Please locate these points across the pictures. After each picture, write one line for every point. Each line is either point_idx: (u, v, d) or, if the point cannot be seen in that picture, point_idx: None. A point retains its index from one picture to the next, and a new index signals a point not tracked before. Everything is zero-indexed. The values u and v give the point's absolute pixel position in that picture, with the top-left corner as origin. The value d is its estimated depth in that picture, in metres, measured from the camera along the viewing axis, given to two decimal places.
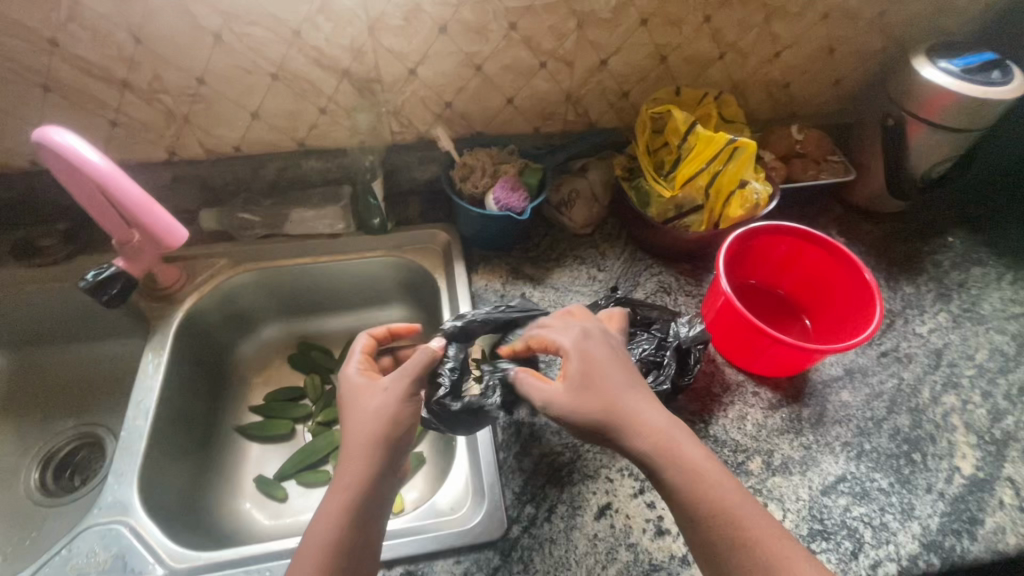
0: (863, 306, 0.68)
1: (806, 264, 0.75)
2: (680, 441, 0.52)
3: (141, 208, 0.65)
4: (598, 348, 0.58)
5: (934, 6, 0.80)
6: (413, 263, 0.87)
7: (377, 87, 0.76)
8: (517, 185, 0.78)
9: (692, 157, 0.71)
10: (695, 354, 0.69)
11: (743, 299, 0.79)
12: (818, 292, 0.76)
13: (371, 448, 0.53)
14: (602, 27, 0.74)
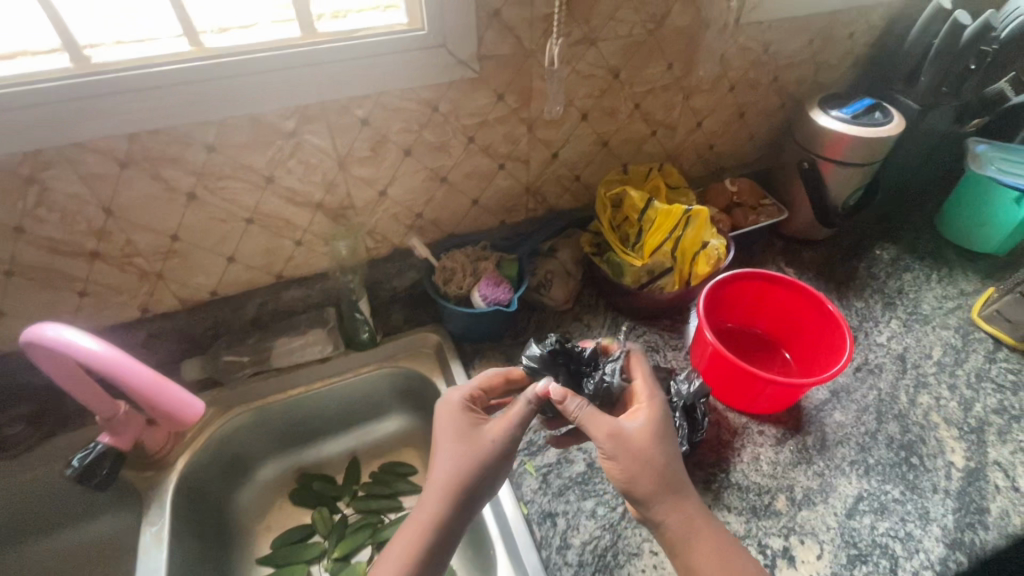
0: (834, 334, 0.76)
1: (776, 302, 0.83)
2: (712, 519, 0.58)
3: (154, 392, 0.65)
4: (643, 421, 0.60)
5: (814, 66, 0.95)
6: (408, 370, 0.88)
7: (350, 212, 0.79)
8: (500, 279, 0.82)
9: (658, 227, 0.78)
10: (701, 408, 0.73)
11: (727, 342, 0.85)
12: (791, 324, 0.83)
13: (459, 491, 0.58)
14: (549, 128, 0.82)
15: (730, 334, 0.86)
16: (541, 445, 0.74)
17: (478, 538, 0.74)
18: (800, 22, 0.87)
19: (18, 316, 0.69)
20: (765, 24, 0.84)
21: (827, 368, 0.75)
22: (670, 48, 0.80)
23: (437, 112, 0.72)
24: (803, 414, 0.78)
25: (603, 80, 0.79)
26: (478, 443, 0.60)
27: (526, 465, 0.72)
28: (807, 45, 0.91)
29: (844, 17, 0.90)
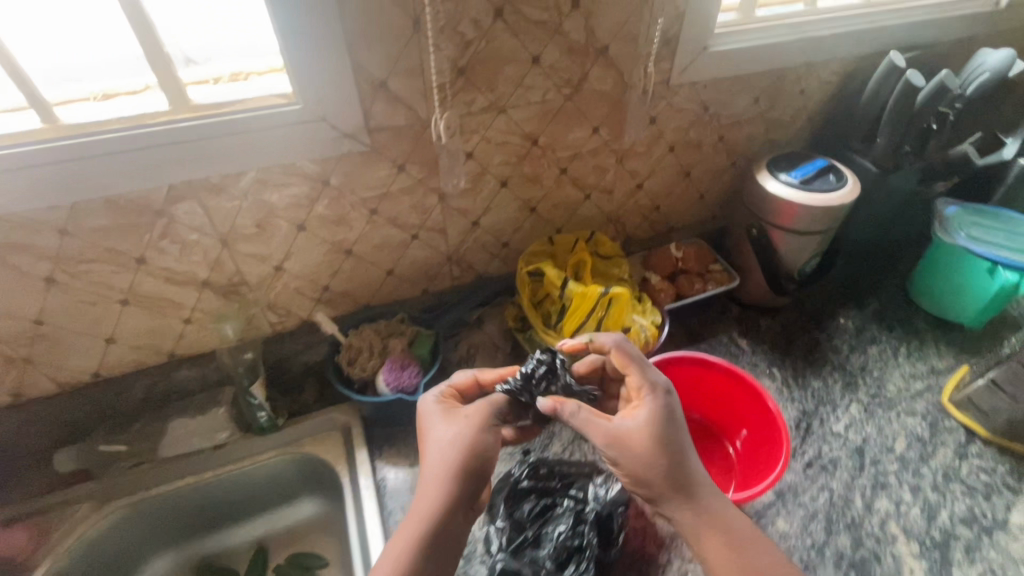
0: (773, 430, 0.68)
1: (713, 387, 0.76)
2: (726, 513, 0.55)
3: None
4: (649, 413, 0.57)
5: (764, 124, 0.89)
6: (312, 457, 0.79)
7: (244, 289, 0.72)
8: (406, 360, 0.75)
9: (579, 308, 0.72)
10: (616, 520, 0.66)
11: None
12: (730, 412, 0.76)
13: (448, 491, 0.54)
14: (464, 196, 0.75)
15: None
16: None
17: None
18: (741, 81, 0.81)
19: None
20: (701, 84, 0.78)
21: (765, 472, 0.67)
22: (593, 111, 0.74)
23: (329, 185, 0.66)
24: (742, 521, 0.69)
25: (520, 146, 0.73)
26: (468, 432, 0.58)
27: None
28: (753, 103, 0.85)
29: (792, 74, 0.84)
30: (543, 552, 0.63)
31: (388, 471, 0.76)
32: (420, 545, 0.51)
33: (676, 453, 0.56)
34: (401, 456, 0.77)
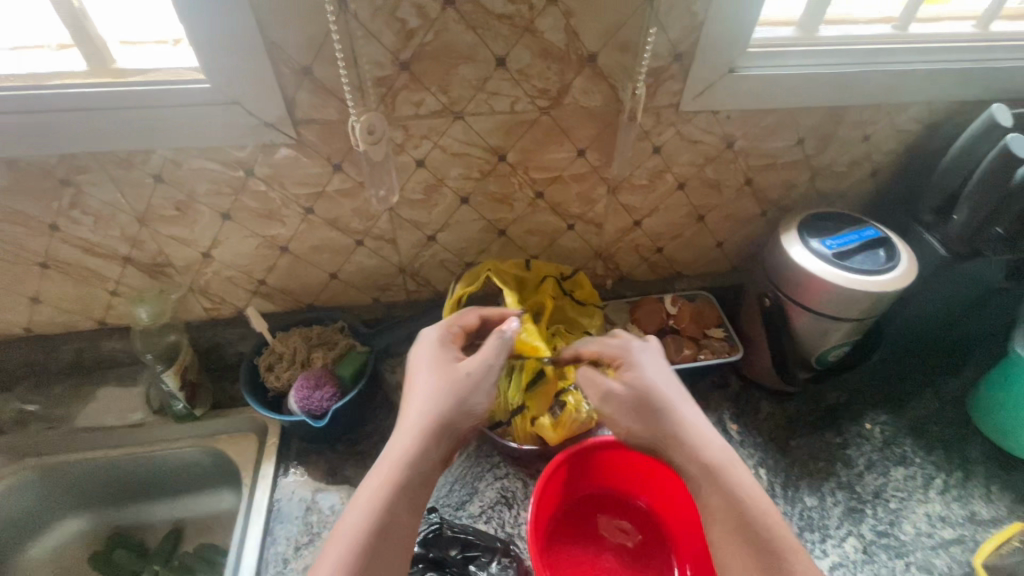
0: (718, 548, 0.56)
1: (662, 474, 0.64)
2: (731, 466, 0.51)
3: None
4: (636, 382, 0.57)
5: (809, 172, 0.71)
6: (226, 454, 0.74)
7: (170, 270, 0.67)
8: (323, 379, 0.67)
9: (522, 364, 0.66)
10: None
11: (596, 515, 0.66)
12: (679, 507, 0.63)
13: (432, 436, 0.51)
14: (417, 207, 0.66)
15: (605, 503, 0.67)
16: None
17: None
18: (781, 116, 0.65)
19: None
20: (724, 114, 0.63)
21: None
22: (577, 131, 0.61)
23: (254, 176, 0.59)
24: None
25: (484, 161, 0.62)
26: (456, 380, 0.54)
27: None
28: (796, 144, 0.68)
29: (855, 114, 0.66)
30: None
31: (288, 491, 0.69)
32: (389, 503, 0.47)
33: (670, 408, 0.55)
34: (308, 477, 0.70)
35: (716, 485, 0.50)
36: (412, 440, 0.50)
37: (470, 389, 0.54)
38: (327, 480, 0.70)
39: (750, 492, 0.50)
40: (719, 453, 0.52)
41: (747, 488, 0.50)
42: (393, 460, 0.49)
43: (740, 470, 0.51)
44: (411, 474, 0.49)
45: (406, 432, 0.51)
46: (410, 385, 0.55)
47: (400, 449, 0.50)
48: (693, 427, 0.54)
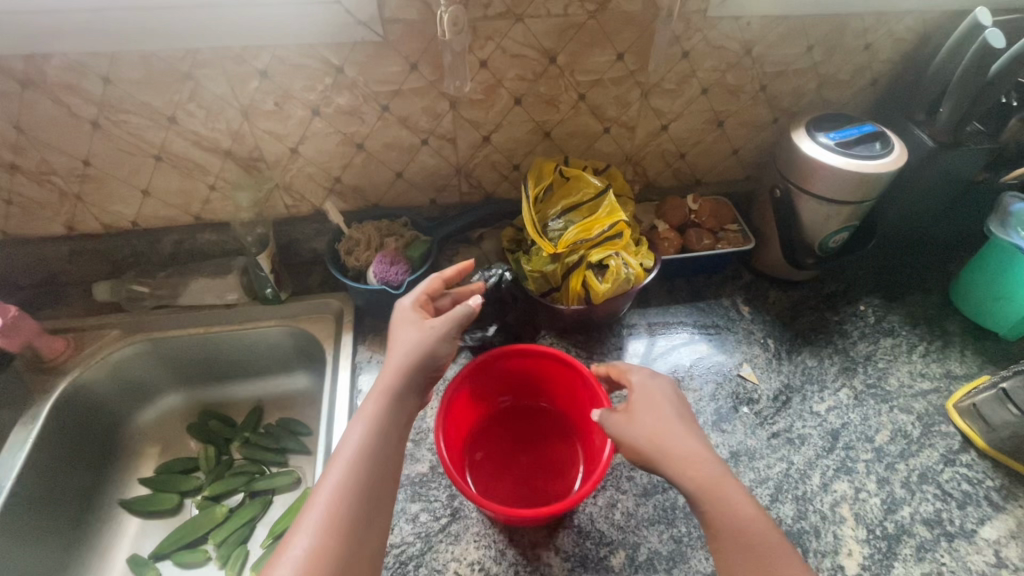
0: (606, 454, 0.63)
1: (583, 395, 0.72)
2: (726, 486, 0.53)
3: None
4: (643, 405, 0.59)
5: (816, 79, 0.81)
6: (306, 332, 0.86)
7: (262, 165, 0.78)
8: (397, 258, 0.78)
9: (573, 224, 0.70)
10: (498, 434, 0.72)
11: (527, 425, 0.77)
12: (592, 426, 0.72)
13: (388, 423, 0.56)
14: (476, 107, 0.76)
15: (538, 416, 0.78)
16: None
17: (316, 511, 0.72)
18: (793, 23, 0.74)
19: None
20: (745, 20, 0.72)
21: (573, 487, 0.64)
22: (618, 35, 0.71)
23: (343, 73, 0.69)
24: (621, 497, 0.66)
25: (537, 63, 0.72)
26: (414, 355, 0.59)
27: None
28: (806, 51, 0.78)
29: (858, 22, 0.76)
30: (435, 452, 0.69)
31: (366, 356, 0.81)
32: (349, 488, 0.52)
33: (680, 437, 0.56)
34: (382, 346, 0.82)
35: (719, 510, 0.52)
36: (387, 413, 0.57)
37: (428, 359, 0.60)
38: None
39: (745, 513, 0.51)
40: (722, 479, 0.53)
41: (746, 515, 0.51)
42: (369, 438, 0.55)
43: (729, 486, 0.53)
44: (389, 436, 0.56)
45: (377, 411, 0.57)
46: (392, 349, 0.61)
47: (378, 423, 0.56)
48: (702, 455, 0.55)
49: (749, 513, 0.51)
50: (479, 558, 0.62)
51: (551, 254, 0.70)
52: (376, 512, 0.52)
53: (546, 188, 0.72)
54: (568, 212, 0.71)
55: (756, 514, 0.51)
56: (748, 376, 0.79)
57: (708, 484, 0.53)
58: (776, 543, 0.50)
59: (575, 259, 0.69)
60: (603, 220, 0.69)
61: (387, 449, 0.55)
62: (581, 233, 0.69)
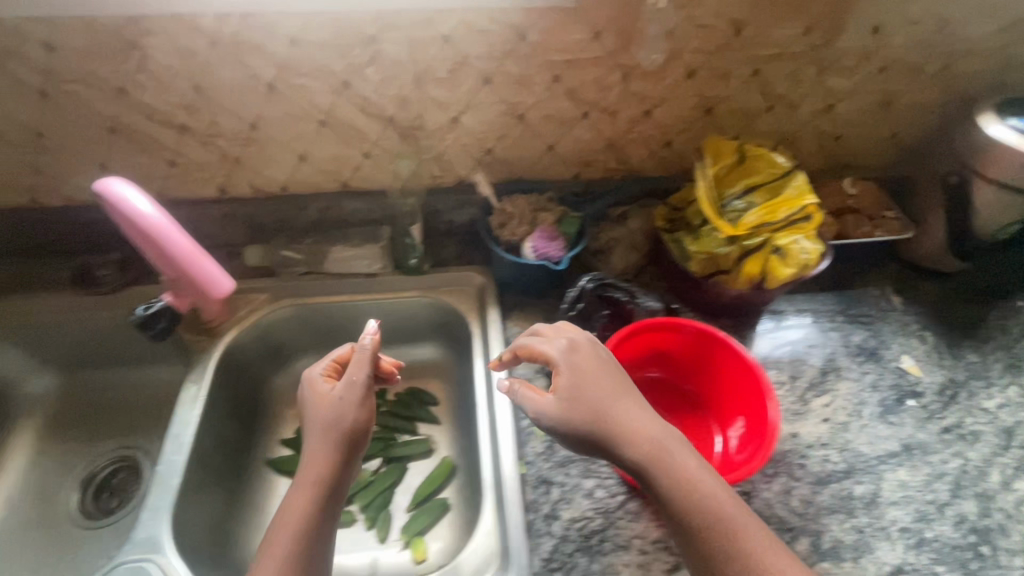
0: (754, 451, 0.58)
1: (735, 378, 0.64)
2: (671, 452, 0.54)
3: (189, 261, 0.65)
4: (570, 382, 0.57)
5: (1003, 59, 0.76)
6: (446, 305, 0.86)
7: (420, 134, 0.77)
8: (554, 234, 0.77)
9: (757, 205, 0.68)
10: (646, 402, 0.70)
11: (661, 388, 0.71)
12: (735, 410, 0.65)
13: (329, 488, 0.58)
14: (648, 79, 0.73)
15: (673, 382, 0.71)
16: None
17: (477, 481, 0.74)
18: None
19: (117, 169, 0.77)
20: None
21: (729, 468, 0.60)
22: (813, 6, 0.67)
23: (525, 40, 0.67)
24: (795, 485, 0.66)
25: (722, 34, 0.69)
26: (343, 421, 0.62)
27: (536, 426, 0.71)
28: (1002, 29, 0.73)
29: None
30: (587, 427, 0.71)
31: (516, 331, 0.81)
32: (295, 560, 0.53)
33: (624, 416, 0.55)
34: (529, 322, 0.82)
35: (682, 493, 0.52)
36: (334, 439, 0.60)
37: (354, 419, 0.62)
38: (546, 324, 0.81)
39: (715, 497, 0.52)
40: (674, 470, 0.53)
41: (715, 502, 0.51)
42: (313, 502, 0.57)
43: (683, 459, 0.53)
44: (321, 502, 0.57)
45: (320, 475, 0.58)
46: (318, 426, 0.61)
47: (318, 485, 0.58)
48: (650, 434, 0.55)
49: (710, 489, 0.52)
50: (662, 536, 0.62)
51: (732, 235, 0.68)
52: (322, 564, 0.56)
53: (725, 168, 0.70)
54: (750, 194, 0.69)
55: (728, 500, 0.52)
56: (910, 369, 0.77)
57: (658, 454, 0.53)
58: (745, 528, 0.50)
59: (759, 241, 0.67)
60: (791, 200, 0.66)
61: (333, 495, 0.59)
62: (763, 216, 0.67)
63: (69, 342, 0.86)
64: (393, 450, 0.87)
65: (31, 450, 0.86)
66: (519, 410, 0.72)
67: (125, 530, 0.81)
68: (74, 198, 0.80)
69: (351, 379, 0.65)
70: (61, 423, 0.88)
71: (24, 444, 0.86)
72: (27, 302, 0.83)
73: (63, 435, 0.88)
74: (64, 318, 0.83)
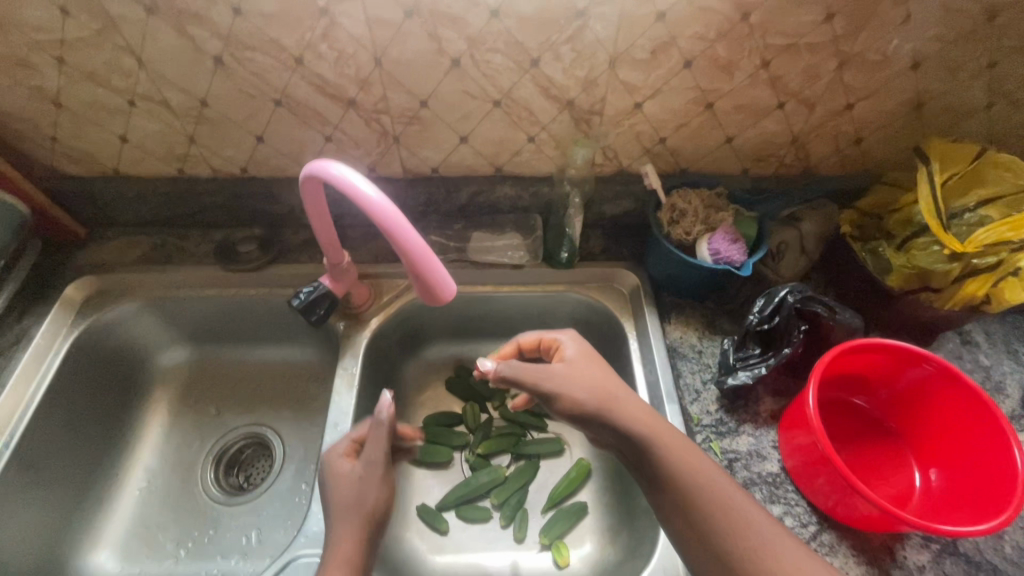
0: (995, 502, 0.52)
1: (964, 422, 0.58)
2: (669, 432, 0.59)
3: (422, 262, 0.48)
4: (576, 354, 0.66)
5: None
6: (594, 303, 0.81)
7: (595, 119, 0.71)
8: (737, 236, 0.70)
9: (992, 221, 0.60)
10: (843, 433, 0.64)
11: (858, 419, 0.65)
12: (950, 456, 0.59)
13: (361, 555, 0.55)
14: (865, 69, 0.65)
15: (874, 417, 0.66)
16: (732, 429, 0.67)
17: None
18: None
19: (271, 143, 0.74)
20: None
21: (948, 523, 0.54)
22: None
23: (745, 21, 0.60)
24: (1006, 529, 0.61)
25: (968, 21, 0.60)
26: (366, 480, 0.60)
27: (712, 443, 0.66)
28: None
29: None
30: (763, 446, 0.66)
31: (677, 336, 0.75)
32: None
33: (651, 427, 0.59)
34: (689, 327, 0.76)
35: (719, 508, 0.54)
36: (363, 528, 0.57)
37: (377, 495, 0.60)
38: (708, 330, 0.76)
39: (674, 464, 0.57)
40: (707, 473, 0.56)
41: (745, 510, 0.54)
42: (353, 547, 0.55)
43: (660, 447, 0.58)
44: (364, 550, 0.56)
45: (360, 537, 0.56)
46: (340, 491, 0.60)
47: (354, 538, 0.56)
48: (615, 410, 0.60)
49: (746, 508, 0.54)
50: (864, 574, 0.58)
51: (957, 252, 0.61)
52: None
53: (953, 176, 0.63)
54: (982, 207, 0.61)
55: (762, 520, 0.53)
56: None
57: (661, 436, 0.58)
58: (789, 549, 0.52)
59: (992, 261, 0.60)
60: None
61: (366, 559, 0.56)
62: (995, 232, 0.59)
63: (206, 316, 0.85)
64: (525, 448, 0.84)
65: (166, 423, 0.86)
66: (691, 424, 0.68)
67: (262, 511, 0.80)
68: (222, 170, 0.77)
69: (369, 457, 0.62)
70: (191, 395, 0.88)
71: (159, 416, 0.86)
72: (170, 274, 0.81)
73: (191, 407, 0.87)
74: (207, 292, 0.82)
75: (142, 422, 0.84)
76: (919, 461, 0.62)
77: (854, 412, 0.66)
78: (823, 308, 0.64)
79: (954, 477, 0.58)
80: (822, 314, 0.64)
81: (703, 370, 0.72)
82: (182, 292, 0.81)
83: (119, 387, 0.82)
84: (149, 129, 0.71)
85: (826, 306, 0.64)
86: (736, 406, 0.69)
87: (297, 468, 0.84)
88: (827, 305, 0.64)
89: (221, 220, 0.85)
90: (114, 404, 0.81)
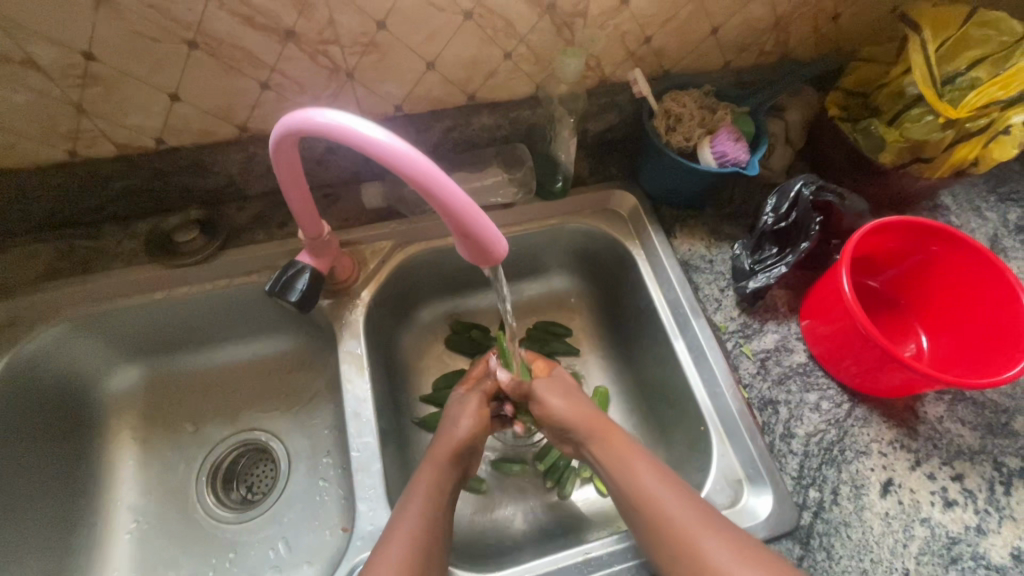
0: (1007, 353, 0.55)
1: (966, 289, 0.61)
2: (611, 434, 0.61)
3: (462, 213, 0.41)
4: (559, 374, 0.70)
5: None
6: (592, 231, 0.77)
7: (578, 23, 0.62)
8: (738, 134, 0.67)
9: (983, 82, 0.62)
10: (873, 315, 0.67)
11: (868, 298, 0.69)
12: (953, 319, 0.62)
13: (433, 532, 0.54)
14: None
15: (886, 297, 0.69)
16: (758, 329, 0.68)
17: (673, 410, 0.71)
18: None
19: (191, 100, 0.59)
20: None
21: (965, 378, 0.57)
22: None
23: None
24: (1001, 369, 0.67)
25: None
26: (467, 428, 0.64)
27: (743, 347, 0.67)
28: None
29: None
30: (788, 340, 0.68)
31: (686, 250, 0.74)
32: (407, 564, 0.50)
33: (605, 438, 0.61)
34: (695, 238, 0.74)
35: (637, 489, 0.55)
36: (450, 472, 0.61)
37: (471, 447, 0.64)
38: (715, 238, 0.74)
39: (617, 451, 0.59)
40: (663, 484, 0.55)
41: (680, 514, 0.52)
42: (419, 521, 0.54)
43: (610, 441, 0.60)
44: (448, 490, 0.59)
45: (432, 486, 0.58)
46: (444, 433, 0.64)
47: (437, 479, 0.59)
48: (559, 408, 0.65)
49: (670, 499, 0.53)
50: (896, 436, 0.62)
51: (949, 119, 0.62)
52: (441, 560, 0.54)
53: (944, 41, 0.64)
54: (972, 69, 0.63)
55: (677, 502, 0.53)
56: None
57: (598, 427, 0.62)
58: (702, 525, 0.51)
59: (983, 123, 0.62)
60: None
61: (444, 495, 0.58)
62: (986, 94, 0.60)
63: (153, 326, 0.71)
64: None
65: (137, 451, 0.74)
66: (719, 333, 0.68)
67: (283, 517, 0.72)
68: (129, 144, 0.62)
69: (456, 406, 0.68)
70: (155, 419, 0.75)
71: (127, 446, 0.74)
72: (94, 285, 0.66)
73: (157, 432, 0.75)
74: (147, 297, 0.68)
75: (106, 458, 0.72)
76: (924, 329, 0.65)
77: (865, 292, 0.69)
78: (832, 194, 0.65)
79: (957, 340, 0.62)
80: (832, 200, 0.65)
81: (718, 276, 0.71)
82: (115, 305, 0.67)
83: (66, 431, 0.69)
84: (17, 103, 0.54)
85: (836, 191, 0.65)
86: (756, 307, 0.69)
87: (309, 464, 0.75)
88: (835, 189, 0.65)
89: (139, 209, 0.69)
90: (67, 449, 0.69)
